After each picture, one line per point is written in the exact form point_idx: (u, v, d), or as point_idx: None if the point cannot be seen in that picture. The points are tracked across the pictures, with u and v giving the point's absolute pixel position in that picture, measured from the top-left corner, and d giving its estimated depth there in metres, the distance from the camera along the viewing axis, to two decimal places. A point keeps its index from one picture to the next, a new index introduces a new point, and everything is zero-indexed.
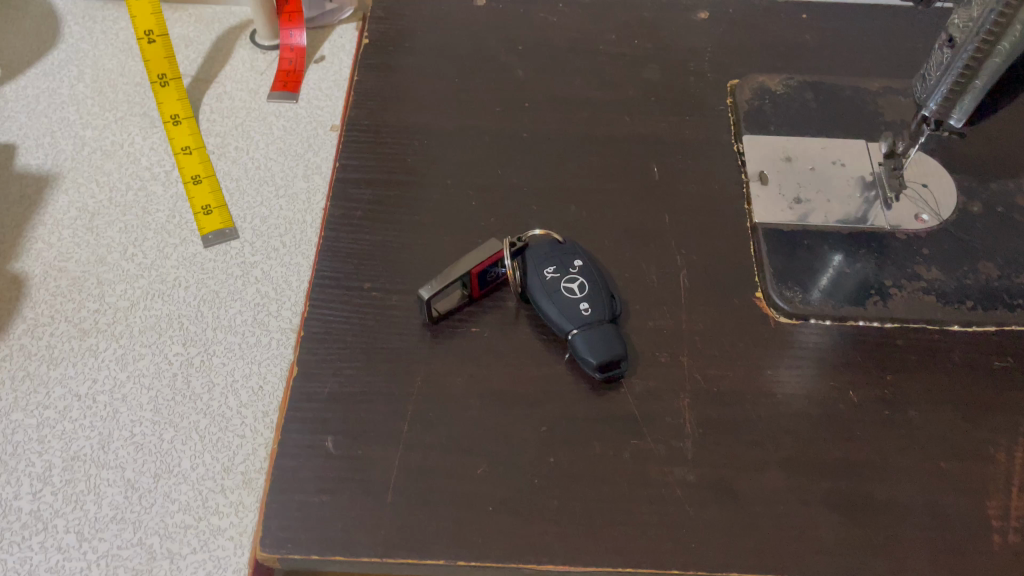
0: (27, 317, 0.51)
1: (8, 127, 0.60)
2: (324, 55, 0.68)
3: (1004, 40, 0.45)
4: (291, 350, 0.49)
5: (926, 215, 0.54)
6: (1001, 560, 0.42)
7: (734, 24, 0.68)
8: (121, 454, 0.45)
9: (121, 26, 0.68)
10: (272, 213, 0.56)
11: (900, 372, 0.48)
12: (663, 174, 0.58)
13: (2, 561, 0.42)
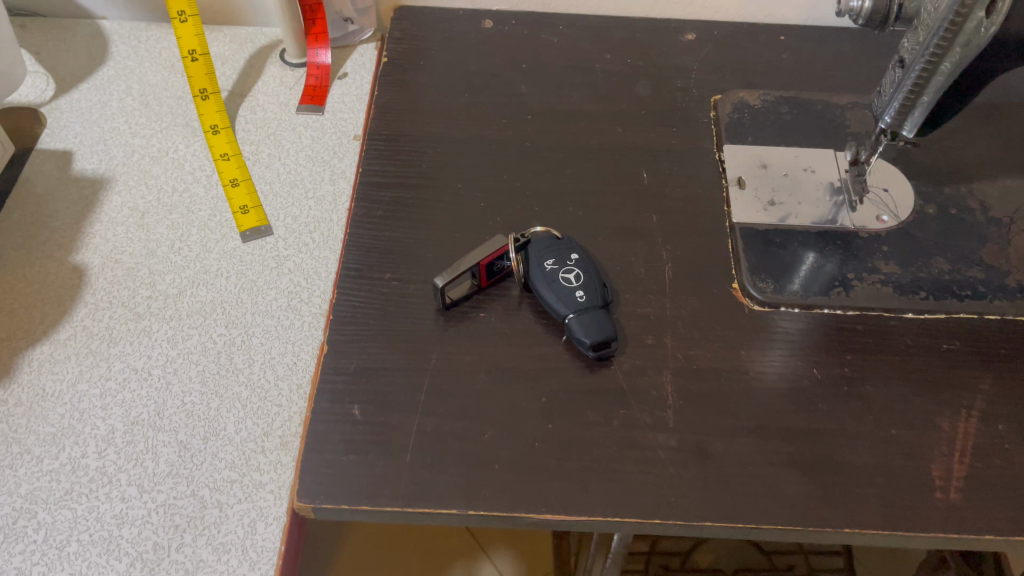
0: (88, 302, 0.57)
1: (65, 135, 0.67)
2: (346, 72, 0.75)
3: (945, 61, 0.52)
4: (321, 332, 0.56)
5: (886, 216, 0.61)
6: (944, 513, 0.48)
7: (718, 44, 0.75)
8: (174, 420, 0.52)
9: (163, 45, 0.76)
10: (302, 213, 0.63)
11: (859, 353, 0.55)
12: (652, 179, 0.64)
13: (74, 509, 0.48)
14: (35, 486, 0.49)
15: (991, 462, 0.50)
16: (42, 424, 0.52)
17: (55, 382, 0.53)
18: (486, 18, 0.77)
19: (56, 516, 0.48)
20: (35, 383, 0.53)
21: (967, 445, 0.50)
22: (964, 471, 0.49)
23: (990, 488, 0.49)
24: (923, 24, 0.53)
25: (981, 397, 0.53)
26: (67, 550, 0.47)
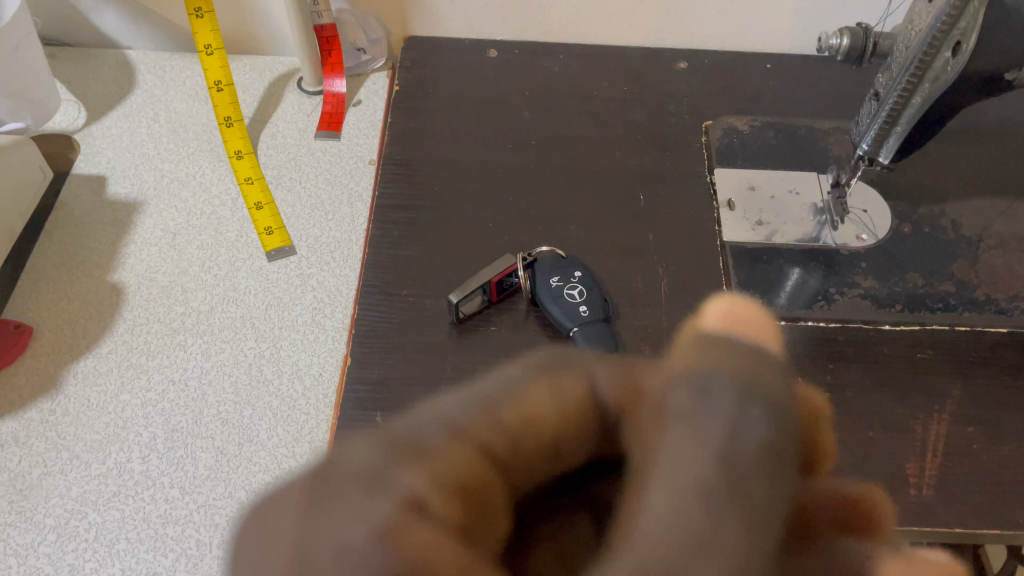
0: (127, 318, 0.62)
1: (98, 161, 0.72)
2: (360, 100, 0.79)
3: (916, 95, 0.57)
4: (344, 345, 0.60)
5: (865, 234, 0.66)
6: (917, 508, 0.52)
7: (709, 71, 0.80)
8: (210, 427, 0.56)
9: (187, 74, 0.80)
10: (323, 234, 0.68)
11: (840, 362, 0.59)
12: (648, 201, 0.69)
13: (122, 509, 0.52)
14: (84, 489, 0.53)
15: (960, 461, 0.55)
16: (89, 432, 0.56)
17: (100, 393, 0.58)
18: (491, 47, 0.81)
19: (105, 517, 0.52)
20: (81, 394, 0.58)
21: (938, 446, 0.55)
22: (935, 469, 0.54)
23: (959, 484, 0.54)
24: (896, 62, 0.58)
25: (951, 401, 0.58)
26: (117, 547, 0.51)
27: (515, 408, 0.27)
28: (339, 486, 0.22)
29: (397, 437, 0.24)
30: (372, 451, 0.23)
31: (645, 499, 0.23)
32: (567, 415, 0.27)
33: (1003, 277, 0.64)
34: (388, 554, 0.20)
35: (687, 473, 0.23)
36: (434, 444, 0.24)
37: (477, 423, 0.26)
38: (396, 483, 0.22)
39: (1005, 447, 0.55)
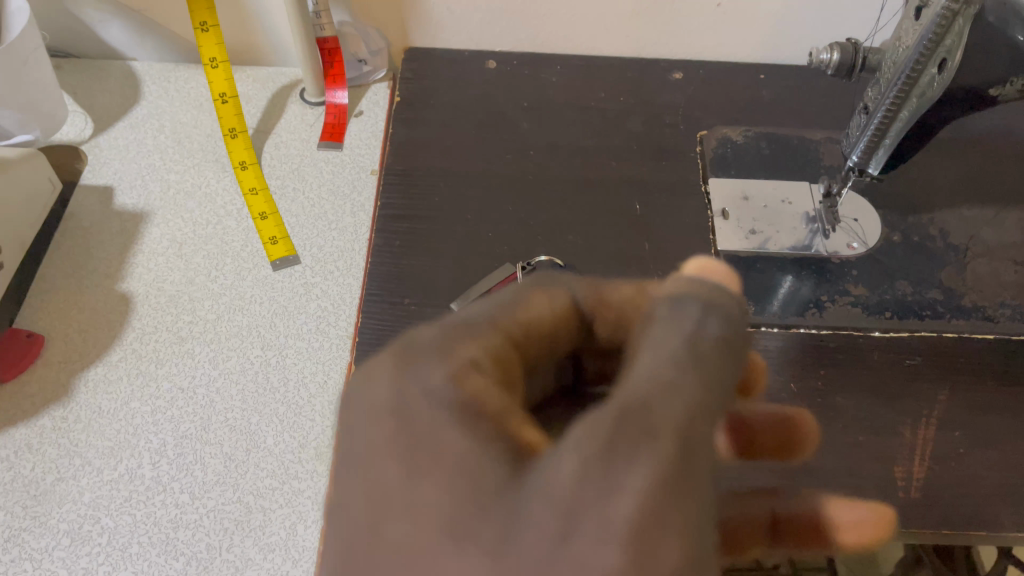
0: (135, 327, 0.63)
1: (106, 172, 0.74)
2: (362, 110, 0.81)
3: (903, 109, 0.59)
4: (348, 352, 0.62)
5: (856, 243, 0.67)
6: (905, 510, 0.54)
7: (704, 82, 0.82)
8: (219, 434, 0.58)
9: (192, 85, 0.82)
10: (327, 243, 0.69)
11: (832, 369, 0.61)
12: (644, 210, 0.71)
13: (133, 514, 0.54)
14: (97, 494, 0.55)
15: (947, 465, 0.56)
16: (100, 438, 0.57)
17: (110, 400, 0.59)
18: (489, 58, 0.83)
19: (118, 521, 0.54)
20: (92, 401, 0.59)
21: (926, 450, 0.57)
22: (923, 473, 0.56)
23: (946, 487, 0.55)
24: (884, 76, 0.59)
25: (938, 406, 0.59)
26: (129, 551, 0.52)
27: (521, 307, 0.33)
28: (418, 356, 0.28)
29: (452, 322, 0.30)
30: (433, 333, 0.30)
31: (638, 354, 0.28)
32: (555, 316, 0.34)
33: (989, 284, 0.65)
34: (461, 394, 0.27)
35: (671, 330, 0.28)
36: (480, 326, 0.31)
37: (501, 314, 0.32)
38: (460, 350, 0.29)
39: (989, 451, 0.57)
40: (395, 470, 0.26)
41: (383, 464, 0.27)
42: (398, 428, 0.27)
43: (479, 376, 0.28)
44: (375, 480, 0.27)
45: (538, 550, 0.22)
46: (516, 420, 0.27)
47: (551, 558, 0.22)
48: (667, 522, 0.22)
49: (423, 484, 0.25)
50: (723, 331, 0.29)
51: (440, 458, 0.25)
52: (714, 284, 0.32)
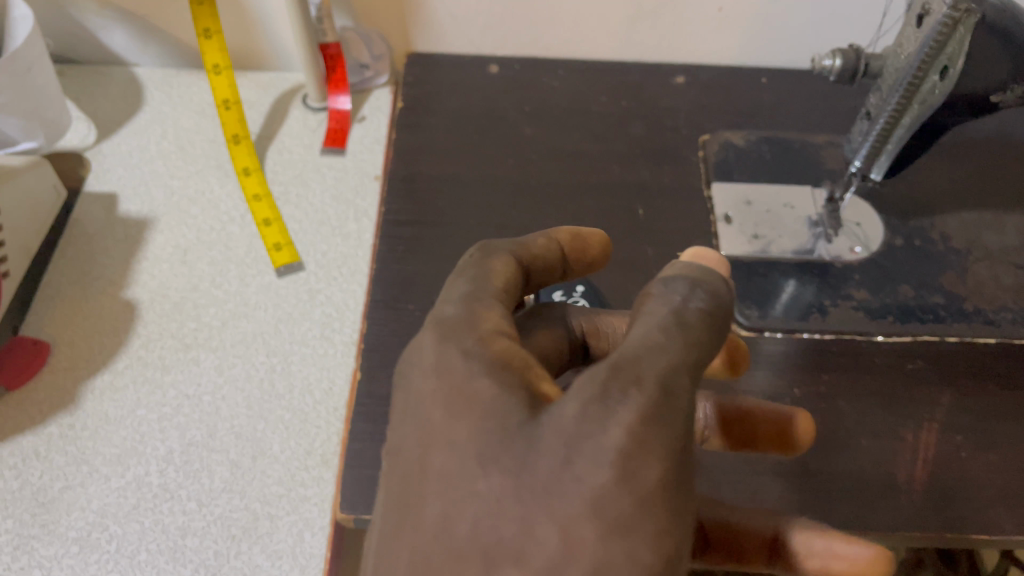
0: (140, 334, 0.63)
1: (109, 178, 0.74)
2: (364, 115, 0.81)
3: (906, 115, 0.59)
4: (353, 359, 0.62)
5: (858, 247, 0.68)
6: (908, 514, 0.55)
7: (705, 86, 0.82)
8: (225, 440, 0.58)
9: (194, 90, 0.82)
10: (330, 249, 0.69)
11: (835, 373, 0.61)
12: (647, 214, 0.71)
13: (141, 521, 0.54)
14: (104, 502, 0.55)
15: (950, 468, 0.57)
16: (107, 445, 0.57)
17: (117, 408, 0.59)
18: (492, 63, 0.83)
19: (126, 528, 0.54)
20: (98, 408, 0.59)
21: (929, 454, 0.57)
22: (926, 477, 0.56)
23: (949, 491, 0.56)
24: (886, 82, 0.59)
25: (940, 410, 0.60)
26: (137, 558, 0.53)
27: (490, 275, 0.40)
28: (452, 328, 0.35)
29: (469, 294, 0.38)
30: (457, 306, 0.37)
31: (633, 324, 0.37)
32: (516, 280, 0.41)
33: (990, 288, 0.66)
34: (491, 354, 0.34)
35: (662, 304, 0.37)
36: (493, 302, 0.38)
37: (490, 283, 0.39)
38: (486, 321, 0.36)
39: (992, 455, 0.57)
40: (439, 414, 0.33)
41: (429, 411, 0.33)
42: (441, 383, 0.33)
43: (504, 339, 0.35)
44: (422, 424, 0.33)
45: (551, 467, 0.30)
46: (535, 373, 0.34)
47: (559, 476, 0.29)
48: (649, 449, 0.30)
49: (459, 422, 0.32)
50: (704, 303, 0.37)
51: (475, 403, 0.32)
52: (698, 267, 0.40)
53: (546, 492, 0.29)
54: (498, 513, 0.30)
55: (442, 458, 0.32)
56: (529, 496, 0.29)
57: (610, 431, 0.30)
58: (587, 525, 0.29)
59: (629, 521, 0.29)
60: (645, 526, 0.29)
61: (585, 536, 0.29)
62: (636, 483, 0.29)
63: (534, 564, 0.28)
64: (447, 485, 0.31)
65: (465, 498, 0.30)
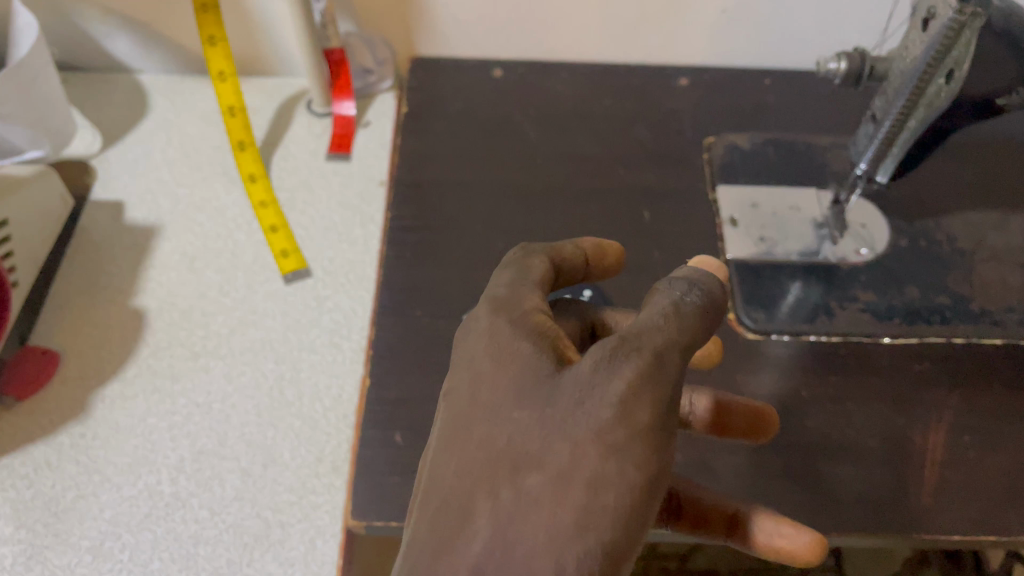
0: (149, 342, 0.64)
1: (115, 187, 0.74)
2: (369, 120, 0.81)
3: (912, 118, 0.59)
4: (362, 365, 0.62)
5: (864, 249, 0.68)
6: (917, 516, 0.55)
7: (709, 88, 0.82)
8: (235, 448, 0.58)
9: (198, 97, 0.82)
10: (337, 256, 0.70)
11: (842, 376, 0.62)
12: (652, 218, 0.71)
13: (154, 530, 0.54)
14: (117, 511, 0.55)
15: (957, 470, 0.57)
16: (119, 455, 0.58)
17: (128, 417, 0.59)
18: (495, 66, 0.83)
19: (138, 537, 0.54)
20: (109, 417, 0.59)
21: (937, 455, 0.58)
22: (934, 479, 0.56)
23: (956, 492, 0.56)
24: (891, 85, 0.59)
25: (948, 412, 0.60)
26: (151, 567, 0.53)
27: (530, 268, 0.42)
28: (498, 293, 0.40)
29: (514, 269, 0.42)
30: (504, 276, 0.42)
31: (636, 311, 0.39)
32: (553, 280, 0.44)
33: (996, 288, 0.66)
34: (527, 317, 0.38)
35: (664, 296, 0.39)
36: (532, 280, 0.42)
37: (531, 274, 0.42)
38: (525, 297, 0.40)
39: (999, 456, 0.58)
40: (482, 359, 0.37)
41: (473, 356, 0.38)
42: (485, 334, 0.38)
43: (540, 311, 0.39)
44: (467, 364, 0.38)
45: (568, 401, 0.34)
46: (564, 338, 0.38)
47: (573, 409, 0.34)
48: (644, 397, 0.34)
49: (499, 363, 0.37)
50: (701, 299, 0.39)
51: (512, 350, 0.37)
52: (706, 271, 0.42)
53: (563, 419, 0.34)
54: (525, 434, 0.35)
55: (482, 393, 0.37)
56: (551, 420, 0.34)
57: (615, 380, 0.34)
58: (591, 447, 0.33)
59: (625, 448, 0.33)
60: (635, 453, 0.34)
61: (589, 455, 0.33)
62: (632, 420, 0.34)
63: (549, 471, 0.33)
64: (484, 410, 0.36)
65: (499, 421, 0.35)
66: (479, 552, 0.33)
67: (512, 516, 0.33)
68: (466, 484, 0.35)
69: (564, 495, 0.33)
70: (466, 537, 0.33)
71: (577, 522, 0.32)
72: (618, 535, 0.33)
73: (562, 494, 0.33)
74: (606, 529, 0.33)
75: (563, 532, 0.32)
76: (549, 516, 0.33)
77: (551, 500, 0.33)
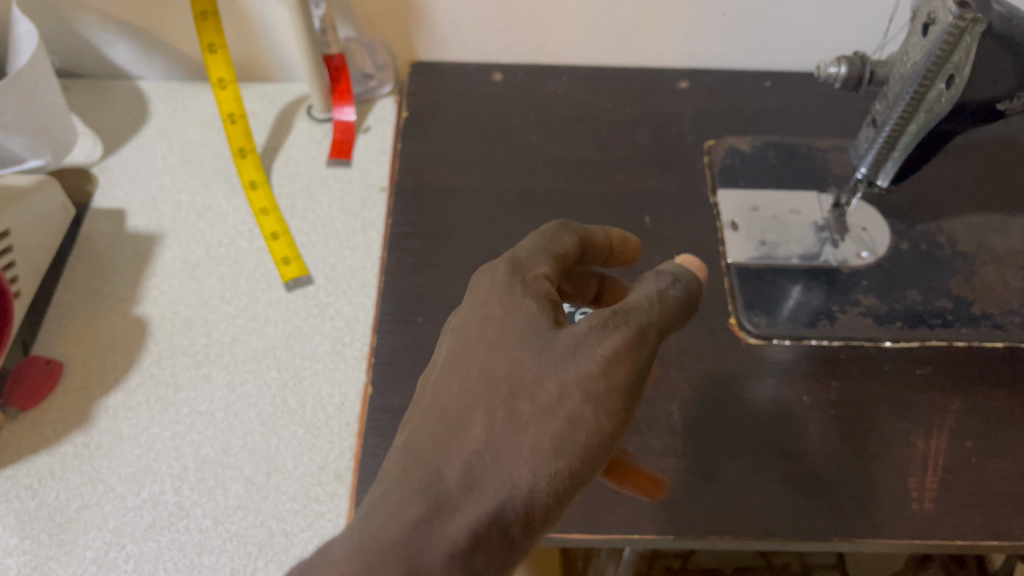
0: (152, 351, 0.64)
1: (117, 194, 0.74)
2: (369, 126, 0.81)
3: (912, 122, 0.59)
4: (364, 373, 0.62)
5: (864, 252, 0.68)
6: (919, 521, 0.55)
7: (709, 91, 0.82)
8: (238, 457, 0.58)
9: (199, 103, 0.82)
10: (339, 263, 0.70)
11: (843, 379, 0.62)
12: (654, 222, 0.71)
13: (158, 540, 0.55)
14: (121, 521, 0.55)
15: (959, 474, 0.57)
16: (122, 464, 0.58)
17: (130, 426, 0.60)
18: (495, 71, 0.83)
19: (142, 547, 0.54)
20: (112, 427, 0.60)
21: (939, 460, 0.58)
22: (936, 483, 0.57)
23: (959, 497, 0.56)
24: (892, 90, 0.59)
25: (950, 416, 0.60)
26: None
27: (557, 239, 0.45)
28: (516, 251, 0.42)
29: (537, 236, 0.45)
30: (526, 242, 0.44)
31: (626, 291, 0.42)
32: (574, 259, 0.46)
33: (997, 292, 0.66)
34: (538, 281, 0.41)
35: (652, 282, 0.42)
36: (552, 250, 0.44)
37: (557, 247, 0.44)
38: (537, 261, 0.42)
39: (1001, 460, 0.58)
40: (494, 304, 0.40)
41: (486, 301, 0.40)
42: (500, 284, 0.40)
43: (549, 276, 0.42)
44: (479, 304, 0.41)
45: (561, 352, 0.37)
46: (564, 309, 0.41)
47: (565, 359, 0.37)
48: (627, 359, 0.37)
49: (509, 310, 0.39)
50: (683, 291, 0.42)
51: (521, 303, 0.39)
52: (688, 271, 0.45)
53: (556, 363, 0.37)
54: (522, 370, 0.37)
55: (489, 326, 0.39)
56: (545, 360, 0.37)
57: (604, 342, 0.37)
58: (575, 391, 0.36)
59: (604, 396, 0.36)
60: (612, 404, 0.36)
61: (572, 399, 0.36)
62: (614, 375, 0.37)
63: (537, 405, 0.36)
64: (489, 339, 0.39)
65: (500, 356, 0.38)
66: (468, 453, 0.35)
67: (501, 434, 0.36)
68: (463, 400, 0.37)
69: (547, 426, 0.36)
70: (458, 439, 0.36)
71: (556, 447, 0.35)
72: (586, 467, 0.36)
73: (547, 421, 0.36)
74: (576, 463, 0.35)
75: (542, 455, 0.35)
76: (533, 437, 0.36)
77: (537, 425, 0.36)
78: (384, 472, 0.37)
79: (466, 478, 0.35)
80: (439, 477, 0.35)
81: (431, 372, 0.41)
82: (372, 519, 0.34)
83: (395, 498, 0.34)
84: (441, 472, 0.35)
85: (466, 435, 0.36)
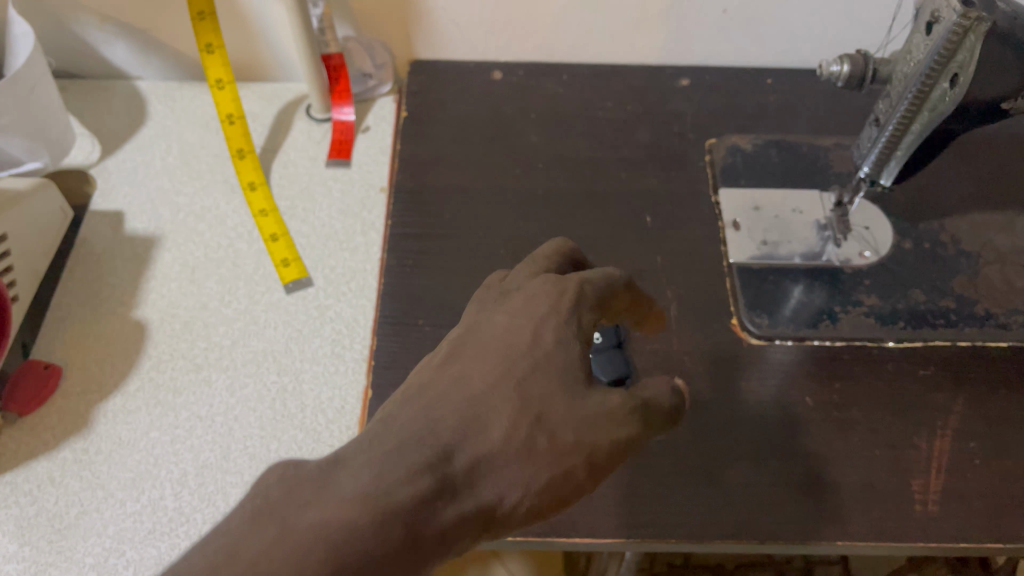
0: (152, 355, 0.63)
1: (115, 196, 0.74)
2: (368, 126, 0.81)
3: (915, 121, 0.58)
4: (364, 376, 0.62)
5: (867, 252, 0.67)
6: (923, 523, 0.54)
7: (710, 89, 0.82)
8: (238, 462, 0.58)
9: (197, 104, 0.81)
10: (339, 264, 0.69)
11: (847, 381, 0.61)
12: (655, 223, 0.71)
13: (158, 546, 0.54)
14: (120, 527, 0.55)
15: (963, 476, 0.57)
16: (122, 470, 0.58)
17: (130, 431, 0.59)
18: (495, 70, 0.83)
19: (142, 553, 0.54)
20: (112, 432, 0.59)
21: (943, 461, 0.57)
22: (940, 486, 0.56)
23: (962, 499, 0.56)
24: (895, 89, 0.59)
25: (953, 417, 0.59)
26: None
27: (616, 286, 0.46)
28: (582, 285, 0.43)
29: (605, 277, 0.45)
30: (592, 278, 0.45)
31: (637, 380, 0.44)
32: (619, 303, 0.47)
33: (1002, 291, 0.65)
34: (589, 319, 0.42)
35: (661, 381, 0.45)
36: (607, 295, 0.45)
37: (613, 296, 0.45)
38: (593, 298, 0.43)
39: (1005, 461, 0.57)
40: (552, 323, 0.41)
41: (546, 314, 0.41)
42: (563, 309, 0.41)
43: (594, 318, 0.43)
44: (539, 313, 0.41)
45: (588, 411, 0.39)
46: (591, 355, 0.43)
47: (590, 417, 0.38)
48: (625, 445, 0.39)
49: (561, 341, 0.40)
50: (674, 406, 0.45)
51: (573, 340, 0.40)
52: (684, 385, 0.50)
53: (589, 417, 0.38)
54: (554, 404, 0.38)
55: (543, 350, 0.40)
56: (579, 409, 0.38)
57: (621, 420, 0.39)
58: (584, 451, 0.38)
59: (597, 466, 0.38)
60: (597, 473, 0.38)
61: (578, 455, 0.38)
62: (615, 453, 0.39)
63: (551, 442, 0.37)
64: (537, 363, 0.39)
65: (542, 379, 0.39)
66: (477, 451, 0.36)
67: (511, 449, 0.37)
68: (498, 398, 0.37)
69: (549, 464, 0.37)
70: (476, 433, 0.36)
71: (546, 488, 0.37)
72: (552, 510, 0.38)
73: (556, 462, 0.37)
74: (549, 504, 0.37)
75: (532, 487, 0.36)
76: (539, 468, 0.37)
77: (545, 460, 0.37)
78: (392, 417, 0.36)
79: (469, 471, 0.36)
80: (449, 457, 0.35)
81: (470, 347, 0.40)
82: (378, 465, 0.33)
83: (406, 459, 0.34)
84: (452, 453, 0.35)
85: (485, 435, 0.36)
